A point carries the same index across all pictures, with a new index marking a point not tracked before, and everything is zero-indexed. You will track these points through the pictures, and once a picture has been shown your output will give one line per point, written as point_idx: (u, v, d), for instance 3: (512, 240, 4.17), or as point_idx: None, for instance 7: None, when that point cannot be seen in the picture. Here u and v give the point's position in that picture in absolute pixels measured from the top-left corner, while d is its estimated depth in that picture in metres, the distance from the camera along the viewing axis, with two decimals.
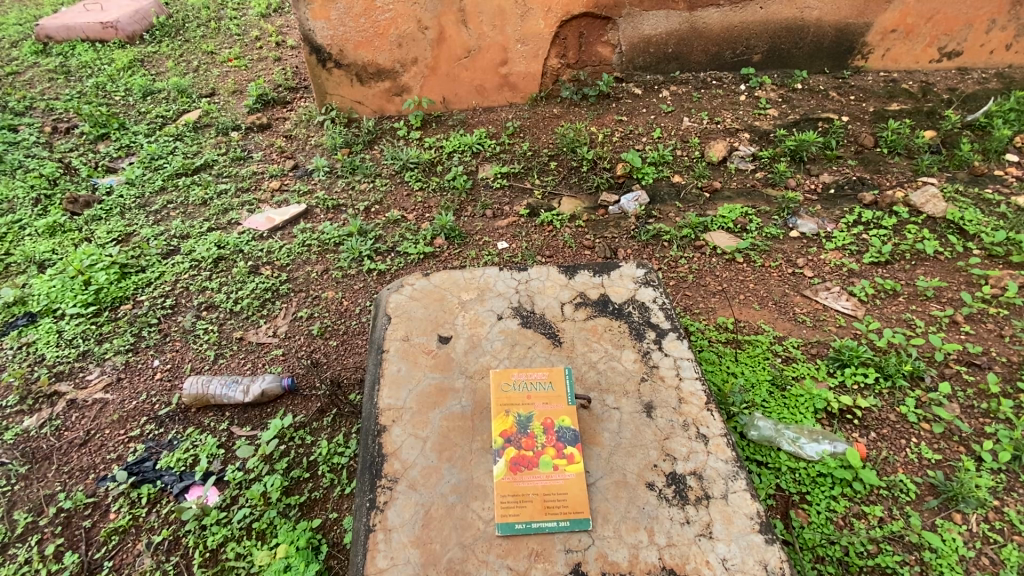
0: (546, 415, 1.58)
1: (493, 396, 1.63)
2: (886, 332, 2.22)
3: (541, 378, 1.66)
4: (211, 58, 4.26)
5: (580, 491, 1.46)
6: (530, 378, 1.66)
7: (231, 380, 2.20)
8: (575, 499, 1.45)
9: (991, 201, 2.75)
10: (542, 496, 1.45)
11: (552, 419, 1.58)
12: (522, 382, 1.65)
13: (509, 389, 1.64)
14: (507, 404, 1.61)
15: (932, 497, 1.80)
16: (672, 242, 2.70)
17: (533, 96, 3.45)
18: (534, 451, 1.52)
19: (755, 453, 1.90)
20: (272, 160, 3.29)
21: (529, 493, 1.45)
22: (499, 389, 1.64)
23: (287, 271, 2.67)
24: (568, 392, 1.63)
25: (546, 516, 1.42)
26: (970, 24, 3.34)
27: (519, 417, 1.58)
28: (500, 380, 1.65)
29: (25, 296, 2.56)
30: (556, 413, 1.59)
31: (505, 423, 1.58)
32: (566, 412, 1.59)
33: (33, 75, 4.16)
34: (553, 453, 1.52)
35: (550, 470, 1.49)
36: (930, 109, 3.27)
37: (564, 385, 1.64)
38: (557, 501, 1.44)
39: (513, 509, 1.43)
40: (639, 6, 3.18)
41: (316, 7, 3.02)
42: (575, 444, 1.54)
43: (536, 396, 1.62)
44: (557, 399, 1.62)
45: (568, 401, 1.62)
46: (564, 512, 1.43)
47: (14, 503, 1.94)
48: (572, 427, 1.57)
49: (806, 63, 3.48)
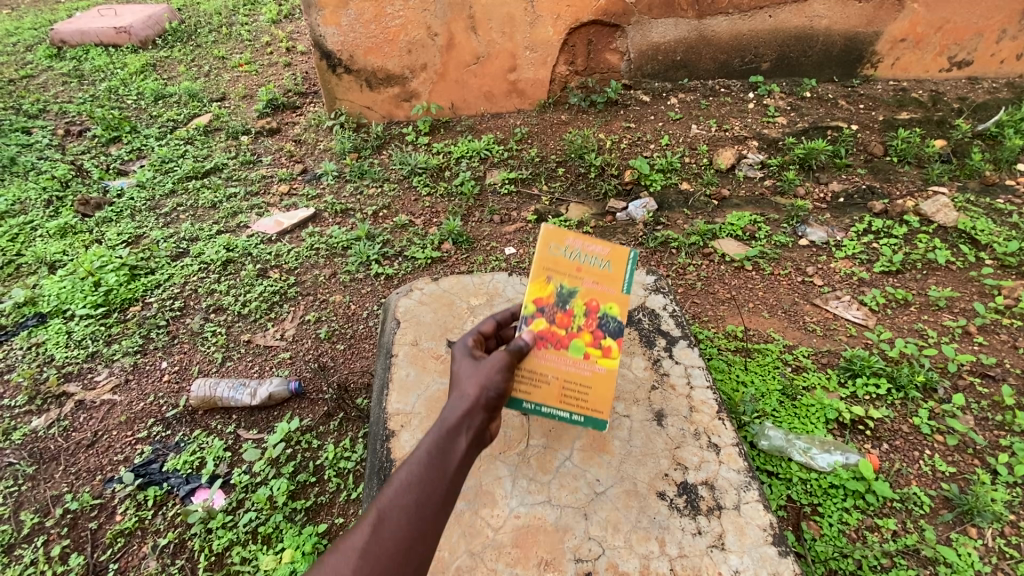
0: (593, 296, 1.41)
1: (538, 256, 1.40)
2: (898, 342, 2.20)
3: (602, 252, 1.42)
4: (222, 63, 4.30)
5: (603, 386, 1.42)
6: (590, 251, 1.41)
7: (238, 383, 2.21)
8: (596, 395, 1.42)
9: (1003, 210, 2.73)
10: (562, 382, 1.40)
11: (598, 302, 1.41)
12: (577, 251, 1.41)
13: (557, 255, 1.40)
14: (551, 271, 1.40)
15: (946, 510, 1.77)
16: (680, 249, 2.69)
17: (541, 102, 3.45)
18: (567, 331, 1.40)
19: (766, 462, 1.88)
20: (281, 164, 3.31)
21: (550, 375, 1.39)
22: (545, 250, 1.40)
23: (295, 275, 2.68)
24: (627, 276, 1.43)
25: (560, 405, 1.41)
26: (980, 34, 3.33)
27: (560, 290, 1.40)
28: (549, 239, 1.40)
29: (36, 297, 2.58)
30: (607, 296, 1.42)
31: (542, 290, 1.39)
32: (616, 299, 1.42)
33: (47, 79, 4.22)
34: (589, 340, 1.40)
35: (579, 357, 1.40)
36: (941, 118, 3.25)
37: (626, 268, 1.43)
38: (578, 393, 1.41)
39: (529, 389, 1.40)
40: (647, 14, 3.19)
41: (327, 13, 3.06)
42: (618, 338, 1.43)
43: (589, 270, 1.41)
44: (613, 279, 1.42)
45: (625, 288, 1.43)
46: (581, 405, 1.42)
47: (20, 504, 1.94)
48: (619, 316, 1.43)
49: (814, 71, 3.48)
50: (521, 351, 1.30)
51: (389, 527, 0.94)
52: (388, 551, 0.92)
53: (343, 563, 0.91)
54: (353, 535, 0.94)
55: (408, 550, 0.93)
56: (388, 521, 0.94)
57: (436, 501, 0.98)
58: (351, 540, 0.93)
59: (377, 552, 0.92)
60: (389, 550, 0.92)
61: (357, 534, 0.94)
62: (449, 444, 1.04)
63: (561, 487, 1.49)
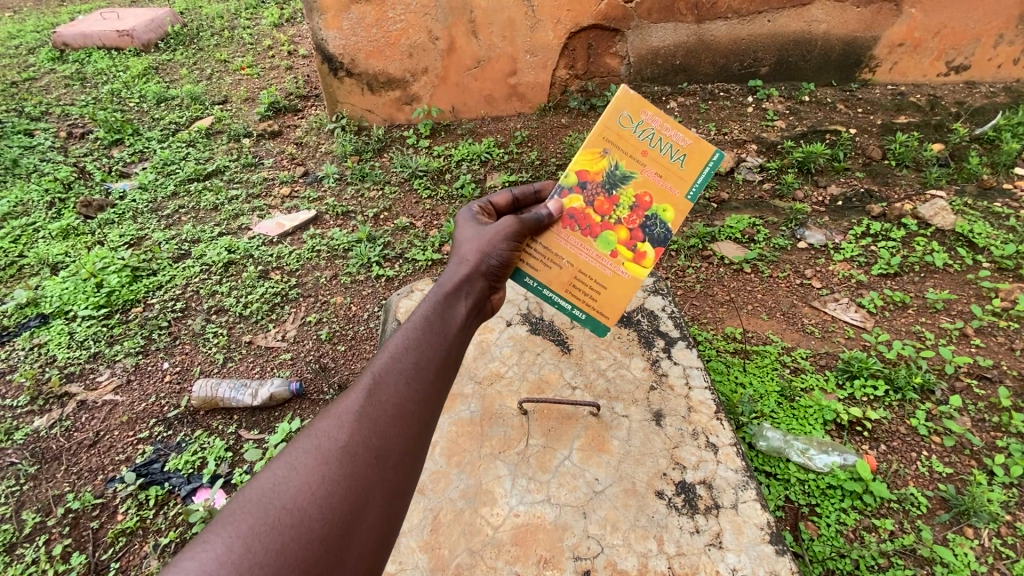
0: (647, 188, 1.42)
1: (606, 121, 1.42)
2: (895, 344, 2.22)
3: (680, 142, 1.39)
4: (223, 66, 4.32)
5: (614, 288, 1.46)
6: (667, 137, 1.40)
7: (239, 383, 2.22)
8: (607, 297, 1.47)
9: (1000, 214, 2.75)
10: (577, 270, 1.45)
11: (650, 198, 1.42)
12: (651, 133, 1.41)
13: (626, 129, 1.42)
14: (612, 145, 1.43)
15: (943, 511, 1.78)
16: (679, 252, 2.71)
17: (541, 106, 3.47)
18: (603, 221, 1.44)
19: (764, 463, 1.89)
20: (283, 166, 3.33)
21: (566, 258, 1.45)
22: (615, 118, 1.41)
23: (296, 276, 2.69)
24: (697, 182, 1.40)
25: (566, 293, 1.47)
26: (977, 38, 3.36)
27: (613, 169, 1.43)
28: (623, 107, 1.40)
29: (38, 298, 2.59)
30: (664, 195, 1.42)
31: (596, 161, 1.43)
32: (670, 200, 1.42)
33: (49, 82, 4.25)
34: (623, 237, 1.44)
35: (605, 252, 1.45)
36: (939, 121, 3.27)
37: (700, 171, 1.39)
38: (588, 287, 1.46)
39: (545, 267, 1.45)
40: (647, 18, 3.22)
41: (329, 17, 3.09)
42: (657, 247, 1.43)
43: (655, 159, 1.41)
44: (680, 179, 1.41)
45: (690, 194, 1.41)
46: (586, 301, 1.47)
47: (22, 503, 1.95)
48: (669, 225, 1.43)
49: (813, 76, 3.50)
50: (540, 219, 1.40)
51: (380, 396, 1.00)
52: (381, 416, 0.98)
53: (336, 429, 0.94)
54: (344, 403, 0.99)
55: (400, 416, 0.99)
56: (380, 390, 1.01)
57: (425, 371, 1.07)
58: (342, 407, 0.98)
59: (370, 416, 0.97)
60: (384, 415, 0.98)
61: (348, 402, 0.99)
62: (433, 320, 1.16)
63: (561, 485, 1.51)
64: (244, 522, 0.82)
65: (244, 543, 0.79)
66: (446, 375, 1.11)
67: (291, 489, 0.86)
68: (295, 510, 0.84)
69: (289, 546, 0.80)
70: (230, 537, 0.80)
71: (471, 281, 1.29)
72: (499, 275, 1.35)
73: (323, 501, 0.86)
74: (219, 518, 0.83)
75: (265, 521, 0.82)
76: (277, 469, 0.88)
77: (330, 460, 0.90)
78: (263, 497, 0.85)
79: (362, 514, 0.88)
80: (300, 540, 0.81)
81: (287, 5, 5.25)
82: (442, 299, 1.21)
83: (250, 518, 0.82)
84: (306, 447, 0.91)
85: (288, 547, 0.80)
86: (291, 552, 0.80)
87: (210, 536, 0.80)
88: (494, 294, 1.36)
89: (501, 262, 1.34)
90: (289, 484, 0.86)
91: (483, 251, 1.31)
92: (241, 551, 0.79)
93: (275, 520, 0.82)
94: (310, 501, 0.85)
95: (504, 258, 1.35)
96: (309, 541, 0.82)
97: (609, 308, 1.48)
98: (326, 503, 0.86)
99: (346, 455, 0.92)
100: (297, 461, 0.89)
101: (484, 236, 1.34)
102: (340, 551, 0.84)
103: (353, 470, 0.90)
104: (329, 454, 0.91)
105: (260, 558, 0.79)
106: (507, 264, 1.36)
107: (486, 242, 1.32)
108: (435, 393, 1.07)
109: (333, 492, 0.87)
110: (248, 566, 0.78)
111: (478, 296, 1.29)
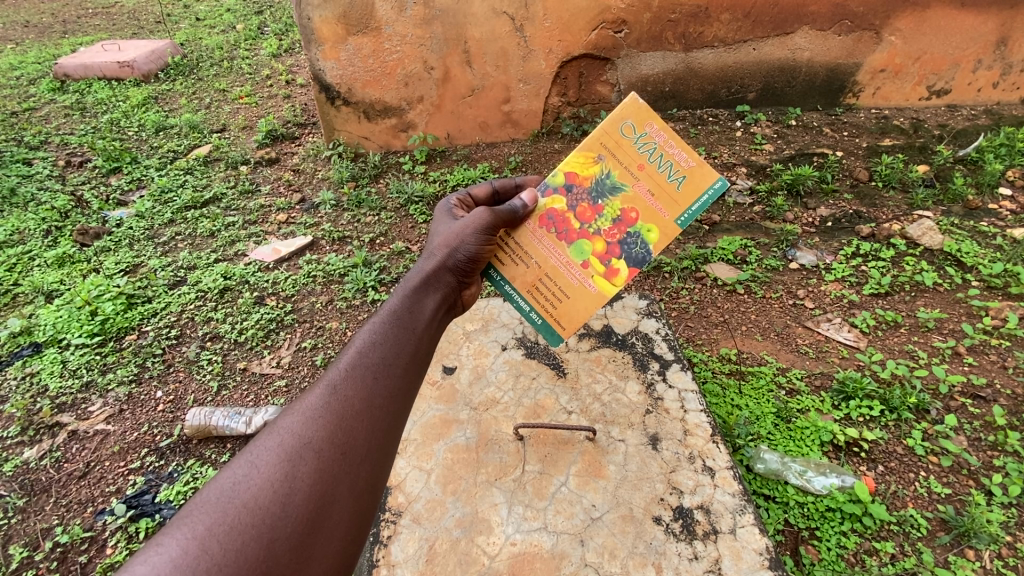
0: (635, 204, 1.45)
1: (609, 127, 1.44)
2: (889, 364, 2.23)
3: (681, 164, 1.41)
4: (222, 95, 4.41)
5: (580, 302, 1.48)
6: (668, 156, 1.42)
7: (234, 411, 2.19)
8: (570, 309, 1.48)
9: (987, 233, 2.80)
10: (545, 274, 1.47)
11: (637, 215, 1.45)
12: (653, 148, 1.43)
13: (627, 139, 1.44)
14: (610, 153, 1.45)
15: (944, 533, 1.77)
16: (673, 274, 2.74)
17: (534, 132, 3.54)
18: (583, 229, 1.46)
19: (762, 486, 1.88)
20: (280, 193, 3.36)
21: (536, 259, 1.47)
22: (619, 124, 1.43)
23: (292, 302, 2.70)
24: (690, 208, 1.41)
25: (529, 293, 1.48)
26: (956, 63, 3.47)
27: (605, 177, 1.45)
28: (629, 116, 1.42)
29: (31, 326, 2.58)
30: (652, 215, 1.44)
31: (589, 166, 1.46)
32: (655, 220, 1.44)
33: (49, 111, 4.31)
34: (599, 251, 1.46)
35: (579, 261, 1.46)
36: (922, 144, 3.35)
37: (695, 198, 1.41)
38: (552, 295, 1.47)
39: (514, 263, 1.47)
40: (636, 47, 3.33)
41: (327, 48, 3.17)
42: (631, 266, 1.46)
43: (652, 176, 1.43)
44: (673, 202, 1.43)
45: (679, 220, 1.42)
46: (546, 308, 1.48)
47: (10, 538, 1.92)
48: (649, 247, 1.45)
49: (799, 101, 3.60)
50: (513, 211, 1.42)
51: (344, 393, 1.01)
52: (346, 412, 0.99)
53: (299, 426, 0.95)
54: (309, 401, 0.99)
55: (366, 411, 1.00)
56: (344, 385, 1.02)
57: (392, 365, 1.09)
58: (305, 404, 0.98)
59: (335, 413, 0.98)
60: (349, 410, 0.99)
61: (312, 400, 0.99)
62: (401, 315, 1.18)
63: (557, 513, 1.49)
64: (201, 523, 0.81)
65: (201, 544, 0.78)
66: (415, 370, 1.12)
67: (252, 488, 0.85)
68: (256, 510, 0.83)
69: (250, 545, 0.80)
70: (185, 539, 0.79)
71: (440, 275, 1.31)
72: (469, 270, 1.37)
73: (285, 499, 0.86)
74: (175, 521, 0.81)
75: (223, 522, 0.81)
76: (237, 469, 0.88)
77: (293, 458, 0.90)
78: (222, 497, 0.84)
79: (326, 512, 0.88)
80: (261, 539, 0.81)
81: (285, 36, 5.36)
82: (410, 294, 1.23)
83: (208, 519, 0.81)
84: (268, 445, 0.91)
85: (248, 546, 0.80)
86: (252, 551, 0.80)
87: (164, 540, 0.79)
88: (465, 288, 1.39)
89: (471, 255, 1.36)
90: (250, 482, 0.86)
91: (453, 245, 1.34)
92: (197, 553, 0.77)
93: (235, 519, 0.81)
94: (272, 500, 0.85)
95: (473, 252, 1.36)
96: (271, 540, 0.82)
97: (570, 320, 1.48)
98: (289, 502, 0.86)
99: (311, 451, 0.92)
100: (259, 459, 0.89)
101: (454, 229, 1.36)
102: (305, 550, 0.84)
103: (318, 466, 0.91)
104: (293, 452, 0.91)
105: (219, 559, 0.77)
106: (479, 256, 1.38)
107: (454, 235, 1.35)
108: (402, 387, 1.08)
109: (296, 489, 0.87)
110: (205, 567, 0.76)
111: (446, 290, 1.32)
